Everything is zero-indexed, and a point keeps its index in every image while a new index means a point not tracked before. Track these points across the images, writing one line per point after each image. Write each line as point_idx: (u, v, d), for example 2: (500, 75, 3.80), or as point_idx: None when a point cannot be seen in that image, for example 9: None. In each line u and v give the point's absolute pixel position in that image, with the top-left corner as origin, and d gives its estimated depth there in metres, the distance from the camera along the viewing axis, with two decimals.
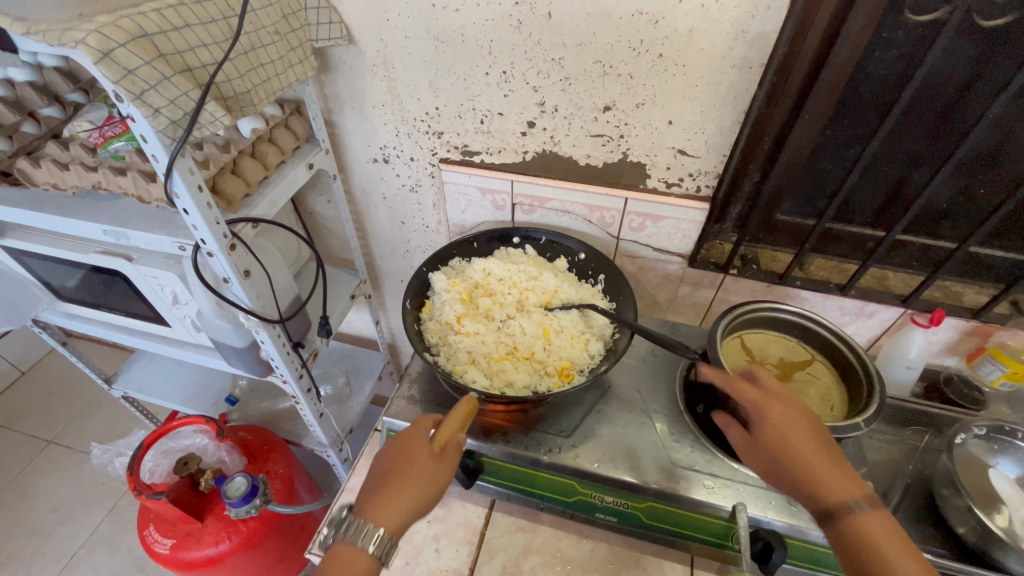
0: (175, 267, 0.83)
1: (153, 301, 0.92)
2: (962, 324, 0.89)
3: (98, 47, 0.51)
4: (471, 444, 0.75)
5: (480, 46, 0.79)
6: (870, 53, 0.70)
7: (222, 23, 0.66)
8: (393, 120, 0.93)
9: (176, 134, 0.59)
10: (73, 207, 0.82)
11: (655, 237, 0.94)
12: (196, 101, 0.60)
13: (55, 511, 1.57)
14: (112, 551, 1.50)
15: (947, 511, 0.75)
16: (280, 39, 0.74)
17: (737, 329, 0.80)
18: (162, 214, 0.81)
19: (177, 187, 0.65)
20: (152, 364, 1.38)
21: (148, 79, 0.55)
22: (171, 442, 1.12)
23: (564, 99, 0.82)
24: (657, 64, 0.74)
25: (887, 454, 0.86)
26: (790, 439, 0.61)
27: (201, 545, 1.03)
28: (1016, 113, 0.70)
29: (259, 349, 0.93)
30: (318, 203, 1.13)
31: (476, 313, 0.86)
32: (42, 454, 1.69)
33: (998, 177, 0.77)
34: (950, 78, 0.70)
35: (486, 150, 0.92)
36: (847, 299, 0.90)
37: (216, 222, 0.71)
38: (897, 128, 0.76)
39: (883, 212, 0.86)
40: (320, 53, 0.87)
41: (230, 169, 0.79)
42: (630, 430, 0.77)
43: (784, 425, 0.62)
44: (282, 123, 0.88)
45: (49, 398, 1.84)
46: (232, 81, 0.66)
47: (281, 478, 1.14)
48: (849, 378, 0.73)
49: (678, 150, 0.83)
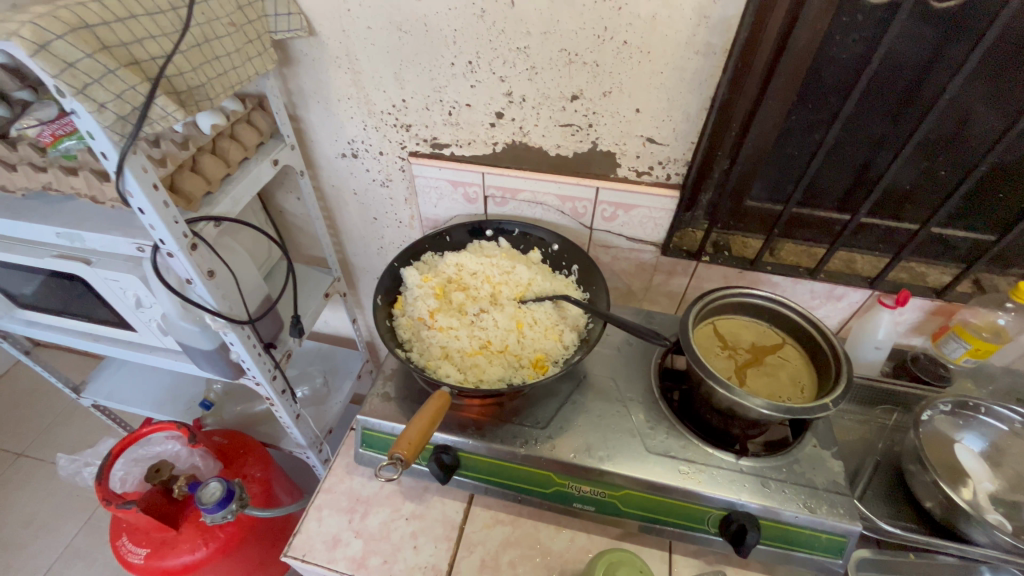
0: (136, 269, 0.80)
1: (115, 306, 0.89)
2: (927, 304, 0.91)
3: (33, 40, 0.49)
4: (447, 439, 0.75)
5: (443, 36, 0.78)
6: (830, 37, 0.70)
7: (170, 14, 0.64)
8: (359, 113, 0.91)
9: (125, 130, 0.57)
10: (25, 210, 0.80)
11: (627, 227, 0.94)
12: (145, 95, 0.58)
13: (27, 525, 1.52)
14: (89, 563, 1.46)
15: (915, 486, 0.76)
16: (235, 31, 0.72)
17: (709, 316, 0.80)
18: (119, 214, 0.79)
19: (130, 187, 0.62)
20: (121, 371, 1.34)
21: (91, 72, 0.53)
22: (141, 449, 1.09)
23: (531, 89, 0.81)
24: (622, 52, 0.74)
25: (858, 434, 0.89)
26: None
27: (177, 553, 1.01)
28: (970, 96, 0.72)
29: (229, 352, 0.90)
30: (286, 200, 1.10)
31: (450, 307, 0.85)
32: (12, 468, 1.64)
33: (958, 158, 0.78)
34: (910, 61, 0.71)
35: (455, 142, 0.91)
36: (816, 282, 0.92)
37: (175, 221, 0.68)
38: (859, 113, 0.77)
39: (849, 196, 0.87)
40: (280, 46, 0.85)
41: (189, 167, 0.77)
42: (606, 420, 0.77)
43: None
44: (243, 118, 0.85)
45: (18, 411, 1.78)
46: (184, 74, 0.64)
47: (257, 482, 1.12)
48: (819, 360, 0.74)
49: (647, 138, 0.83)
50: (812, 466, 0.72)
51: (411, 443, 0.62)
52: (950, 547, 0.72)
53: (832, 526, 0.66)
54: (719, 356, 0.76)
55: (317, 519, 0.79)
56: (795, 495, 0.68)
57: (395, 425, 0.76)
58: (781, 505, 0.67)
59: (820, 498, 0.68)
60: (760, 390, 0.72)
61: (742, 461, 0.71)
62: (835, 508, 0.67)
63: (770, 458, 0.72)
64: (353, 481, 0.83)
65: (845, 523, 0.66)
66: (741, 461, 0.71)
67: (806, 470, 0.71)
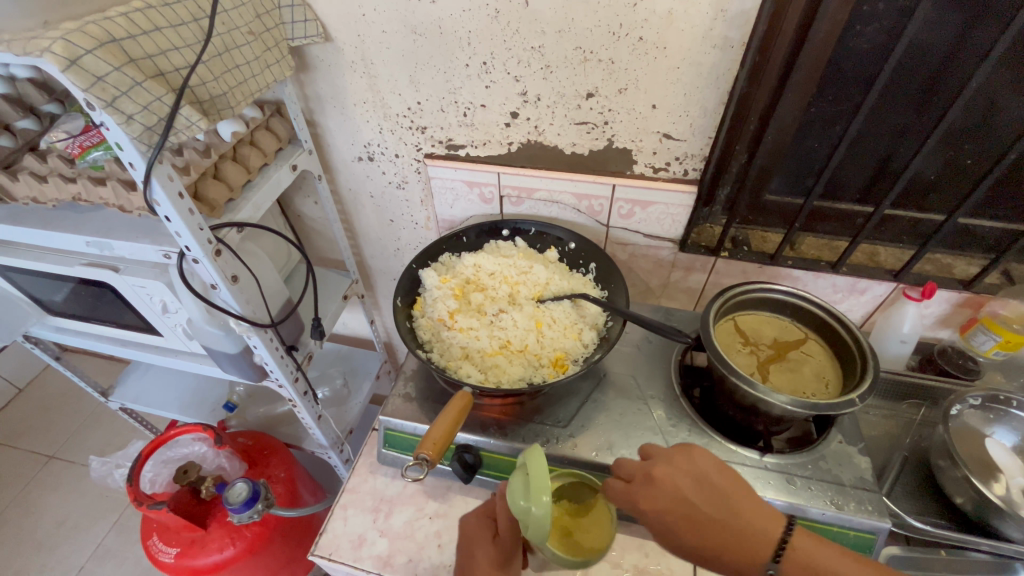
0: (162, 276, 0.82)
1: (142, 311, 0.91)
2: (954, 297, 0.89)
3: (64, 55, 0.51)
4: (469, 439, 0.75)
5: (458, 38, 0.78)
6: (850, 28, 0.69)
7: (192, 25, 0.65)
8: (375, 117, 0.92)
9: (152, 141, 0.58)
10: (55, 220, 0.82)
11: (644, 224, 0.93)
12: (170, 106, 0.59)
13: (60, 525, 1.56)
14: (120, 562, 1.50)
15: (945, 482, 0.75)
16: (254, 39, 0.74)
17: (730, 312, 0.80)
18: (145, 222, 0.81)
19: (156, 195, 0.63)
20: (148, 375, 1.37)
21: (119, 85, 0.54)
22: (169, 451, 1.11)
23: (546, 88, 0.81)
24: (637, 49, 0.73)
25: (884, 429, 0.88)
26: (679, 518, 0.58)
27: (206, 552, 1.03)
28: (998, 82, 0.70)
29: (253, 354, 0.92)
30: (304, 205, 1.12)
31: (469, 308, 0.86)
32: (44, 470, 1.69)
33: (985, 146, 0.76)
34: (934, 48, 0.69)
35: (470, 143, 0.92)
36: (838, 276, 0.90)
37: (199, 228, 0.70)
38: (880, 104, 0.76)
39: (871, 187, 0.86)
40: (296, 52, 0.86)
41: (212, 174, 0.78)
42: (626, 417, 0.77)
43: (692, 467, 0.60)
44: (263, 125, 0.87)
45: (49, 414, 1.83)
46: (207, 84, 0.65)
47: (282, 482, 1.14)
48: (843, 355, 0.73)
49: (663, 134, 0.82)
50: (839, 462, 0.71)
51: (436, 443, 0.63)
52: (983, 543, 0.71)
53: (861, 523, 0.66)
54: (741, 352, 0.76)
55: (343, 518, 0.80)
56: (821, 492, 0.68)
57: (418, 425, 0.77)
58: (808, 502, 0.66)
59: (848, 495, 0.67)
60: (784, 385, 0.72)
61: (767, 457, 0.71)
62: (862, 504, 0.67)
63: (795, 455, 0.71)
64: (377, 481, 0.84)
65: (874, 520, 0.65)
66: (765, 458, 0.71)
67: (832, 466, 0.70)
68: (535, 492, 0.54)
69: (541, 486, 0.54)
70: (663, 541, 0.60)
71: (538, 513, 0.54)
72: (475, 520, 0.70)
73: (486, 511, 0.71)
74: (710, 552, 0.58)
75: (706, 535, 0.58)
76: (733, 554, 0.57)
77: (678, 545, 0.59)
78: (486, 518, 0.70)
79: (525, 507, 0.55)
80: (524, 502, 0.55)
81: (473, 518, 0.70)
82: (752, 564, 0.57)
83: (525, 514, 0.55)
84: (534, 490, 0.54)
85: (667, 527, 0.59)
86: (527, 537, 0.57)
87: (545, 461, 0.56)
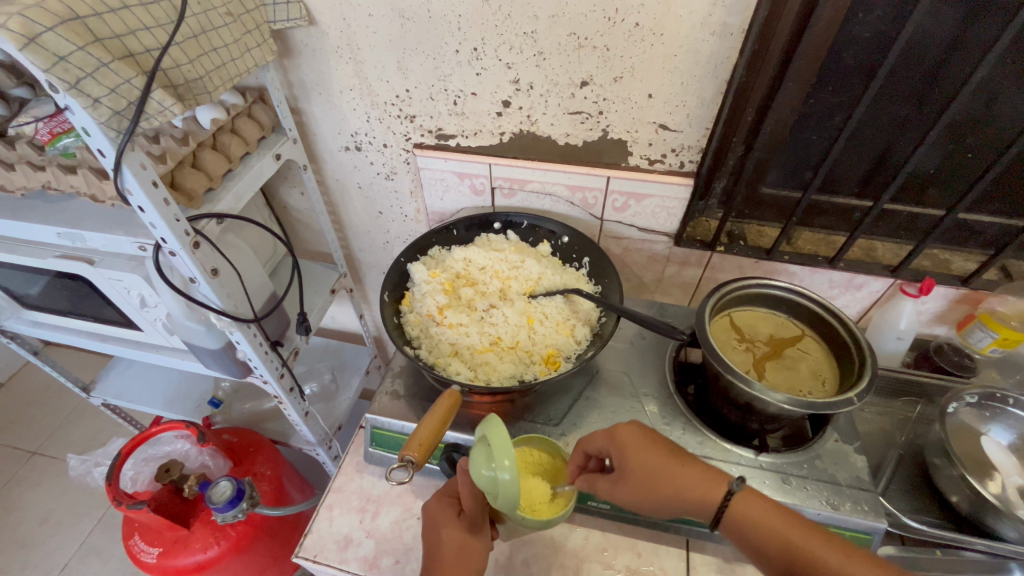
0: (139, 269, 0.79)
1: (120, 306, 0.88)
2: (951, 293, 0.87)
3: (22, 32, 0.47)
4: (458, 438, 0.74)
5: (447, 23, 0.75)
6: (852, 15, 0.67)
7: (165, 3, 0.62)
8: (362, 105, 0.88)
9: (121, 126, 0.55)
10: (25, 210, 0.79)
11: (639, 217, 0.91)
12: (141, 89, 0.56)
13: (42, 522, 1.53)
14: (104, 559, 1.47)
15: (940, 480, 0.75)
16: (233, 21, 0.70)
17: (726, 308, 0.78)
18: (119, 213, 0.77)
19: (129, 184, 0.60)
20: (131, 369, 1.34)
21: (83, 66, 0.51)
22: (150, 449, 1.09)
23: (539, 76, 0.78)
24: (633, 35, 0.71)
25: (879, 425, 0.88)
26: (647, 446, 0.60)
27: (189, 552, 1.01)
28: (1002, 74, 0.68)
29: (235, 350, 0.89)
30: (290, 196, 1.09)
31: (458, 303, 0.84)
32: (26, 466, 1.65)
33: (986, 140, 0.75)
34: (937, 39, 0.67)
35: (461, 133, 0.89)
36: (835, 271, 0.89)
37: (176, 219, 0.66)
38: (881, 95, 0.74)
39: (869, 181, 0.84)
40: (279, 37, 0.82)
41: (190, 163, 0.75)
42: (619, 416, 0.75)
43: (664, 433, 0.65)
44: (244, 112, 0.84)
45: (32, 409, 1.79)
46: (181, 67, 0.62)
47: (268, 480, 1.12)
48: (840, 353, 0.72)
49: (659, 125, 0.80)
50: (834, 462, 0.69)
51: (422, 444, 0.61)
52: (977, 542, 0.69)
53: (856, 523, 0.64)
54: (737, 349, 0.74)
55: (328, 519, 0.78)
56: (817, 491, 0.66)
57: (405, 424, 0.75)
58: (803, 502, 0.65)
59: (844, 494, 0.66)
60: (780, 383, 0.70)
61: (762, 457, 0.69)
62: (859, 504, 0.65)
63: (790, 454, 0.70)
64: (363, 480, 0.82)
65: (871, 521, 0.64)
66: (760, 457, 0.70)
67: (828, 466, 0.69)
68: (495, 458, 0.53)
69: (502, 451, 0.53)
70: (623, 482, 0.59)
71: (504, 478, 0.52)
72: (436, 503, 0.67)
73: (446, 492, 0.69)
74: (673, 479, 0.58)
75: (669, 463, 0.59)
76: (694, 481, 0.58)
77: (644, 474, 0.58)
78: (447, 498, 0.68)
79: (490, 476, 0.54)
80: (489, 470, 0.54)
81: (434, 501, 0.67)
82: (710, 489, 0.58)
83: (491, 482, 0.54)
84: (494, 456, 0.53)
85: (635, 453, 0.59)
86: (498, 506, 0.55)
87: (504, 428, 0.55)
